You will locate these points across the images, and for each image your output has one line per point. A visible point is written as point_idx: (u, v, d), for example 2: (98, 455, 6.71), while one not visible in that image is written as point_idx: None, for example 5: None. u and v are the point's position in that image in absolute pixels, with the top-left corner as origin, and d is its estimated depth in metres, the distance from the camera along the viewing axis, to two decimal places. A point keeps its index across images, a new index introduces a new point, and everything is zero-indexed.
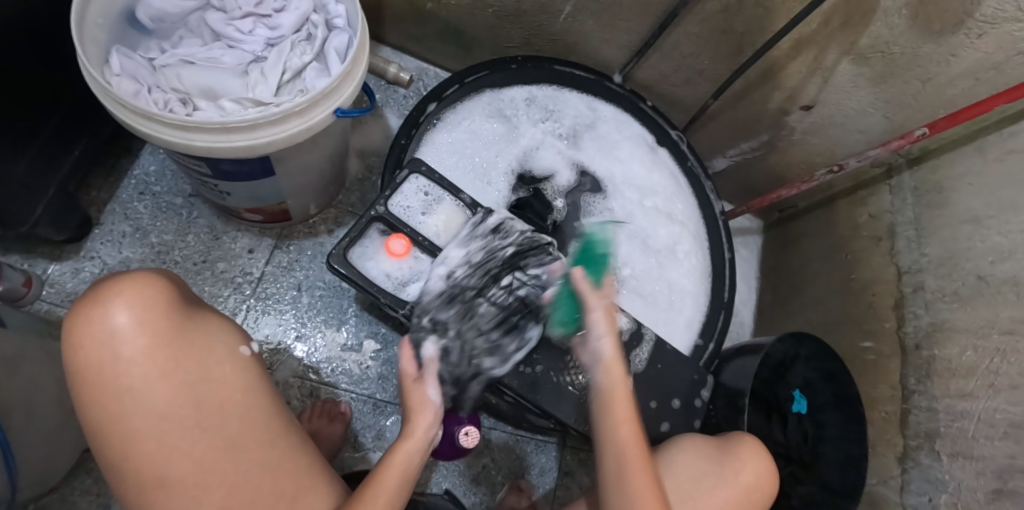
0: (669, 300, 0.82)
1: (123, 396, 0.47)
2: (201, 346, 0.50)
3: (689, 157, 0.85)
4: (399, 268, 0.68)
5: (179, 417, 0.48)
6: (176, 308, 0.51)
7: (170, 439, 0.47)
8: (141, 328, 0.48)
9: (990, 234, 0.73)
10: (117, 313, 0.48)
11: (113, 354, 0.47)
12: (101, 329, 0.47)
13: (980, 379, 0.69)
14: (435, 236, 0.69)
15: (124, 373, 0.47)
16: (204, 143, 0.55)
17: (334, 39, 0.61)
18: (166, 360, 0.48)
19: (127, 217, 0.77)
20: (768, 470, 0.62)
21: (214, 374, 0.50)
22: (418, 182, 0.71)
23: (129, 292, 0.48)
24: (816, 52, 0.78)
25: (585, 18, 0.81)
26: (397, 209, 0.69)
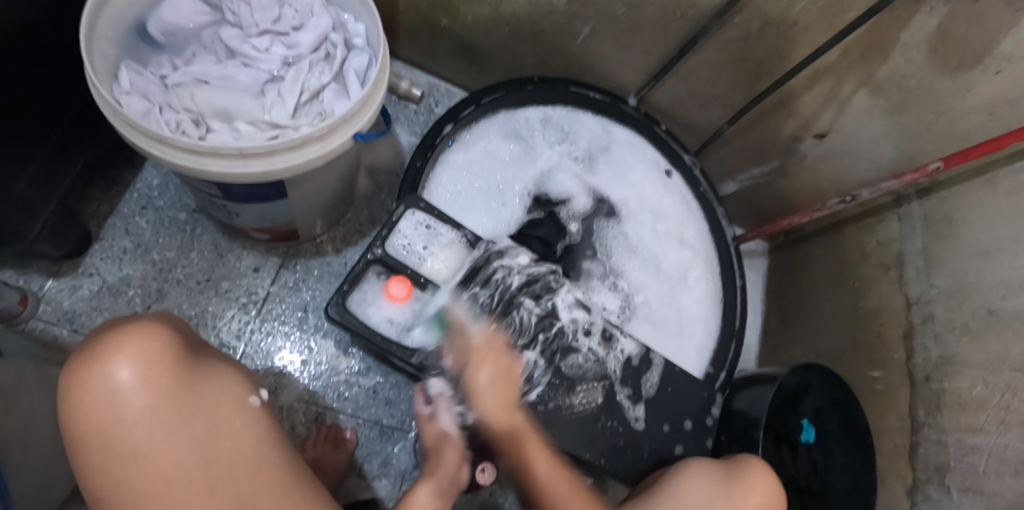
0: (681, 328, 0.81)
1: (125, 464, 0.43)
2: (206, 405, 0.46)
3: (701, 182, 0.85)
4: (399, 312, 0.68)
5: (188, 485, 0.44)
6: (180, 357, 0.47)
7: (177, 505, 0.43)
8: (141, 384, 0.44)
9: (1000, 268, 0.73)
10: (115, 369, 0.43)
11: (113, 414, 0.43)
12: (97, 387, 0.43)
13: (991, 414, 0.70)
14: (435, 274, 0.69)
15: (125, 438, 0.43)
16: (219, 168, 0.53)
17: (354, 60, 0.60)
18: (170, 418, 0.44)
19: (129, 233, 0.75)
20: (777, 493, 0.61)
21: (222, 435, 0.46)
22: (417, 217, 0.70)
23: (130, 345, 0.44)
24: (832, 82, 0.78)
25: (603, 41, 0.80)
26: (396, 249, 0.69)
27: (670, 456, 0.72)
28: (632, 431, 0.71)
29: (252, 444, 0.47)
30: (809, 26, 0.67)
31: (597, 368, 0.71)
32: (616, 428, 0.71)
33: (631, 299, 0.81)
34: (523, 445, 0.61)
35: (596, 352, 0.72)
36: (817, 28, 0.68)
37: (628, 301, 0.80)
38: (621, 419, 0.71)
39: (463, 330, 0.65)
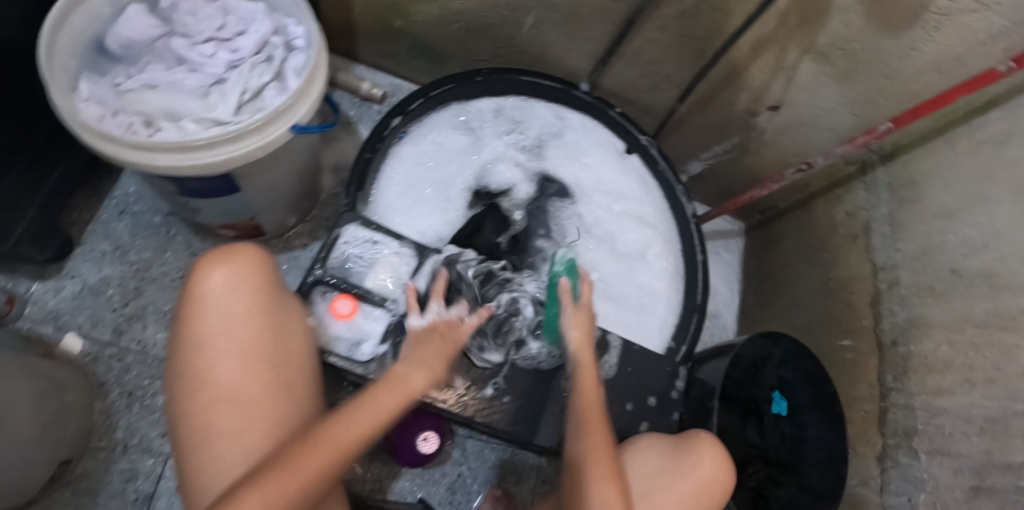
0: (641, 304, 0.82)
1: (207, 353, 0.48)
2: (285, 326, 0.52)
3: (659, 160, 0.86)
4: (348, 329, 0.64)
5: (247, 393, 0.48)
6: (271, 288, 0.52)
7: (233, 404, 0.48)
8: (237, 292, 0.50)
9: (962, 227, 0.73)
10: (218, 275, 0.50)
11: (211, 312, 0.49)
12: (202, 285, 0.49)
13: (956, 375, 0.68)
14: (381, 287, 0.65)
15: (213, 331, 0.49)
16: (165, 162, 0.57)
17: (292, 60, 0.64)
18: (256, 329, 0.50)
19: (108, 236, 0.79)
20: (724, 462, 0.61)
21: (290, 354, 0.52)
22: (357, 234, 0.67)
23: (237, 263, 0.51)
24: (776, 52, 0.78)
25: (548, 30, 0.82)
26: (338, 268, 0.65)
27: (634, 433, 0.71)
28: None
29: (309, 373, 0.53)
30: None
31: (553, 359, 0.68)
32: None
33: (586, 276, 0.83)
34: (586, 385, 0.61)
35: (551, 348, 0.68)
36: None
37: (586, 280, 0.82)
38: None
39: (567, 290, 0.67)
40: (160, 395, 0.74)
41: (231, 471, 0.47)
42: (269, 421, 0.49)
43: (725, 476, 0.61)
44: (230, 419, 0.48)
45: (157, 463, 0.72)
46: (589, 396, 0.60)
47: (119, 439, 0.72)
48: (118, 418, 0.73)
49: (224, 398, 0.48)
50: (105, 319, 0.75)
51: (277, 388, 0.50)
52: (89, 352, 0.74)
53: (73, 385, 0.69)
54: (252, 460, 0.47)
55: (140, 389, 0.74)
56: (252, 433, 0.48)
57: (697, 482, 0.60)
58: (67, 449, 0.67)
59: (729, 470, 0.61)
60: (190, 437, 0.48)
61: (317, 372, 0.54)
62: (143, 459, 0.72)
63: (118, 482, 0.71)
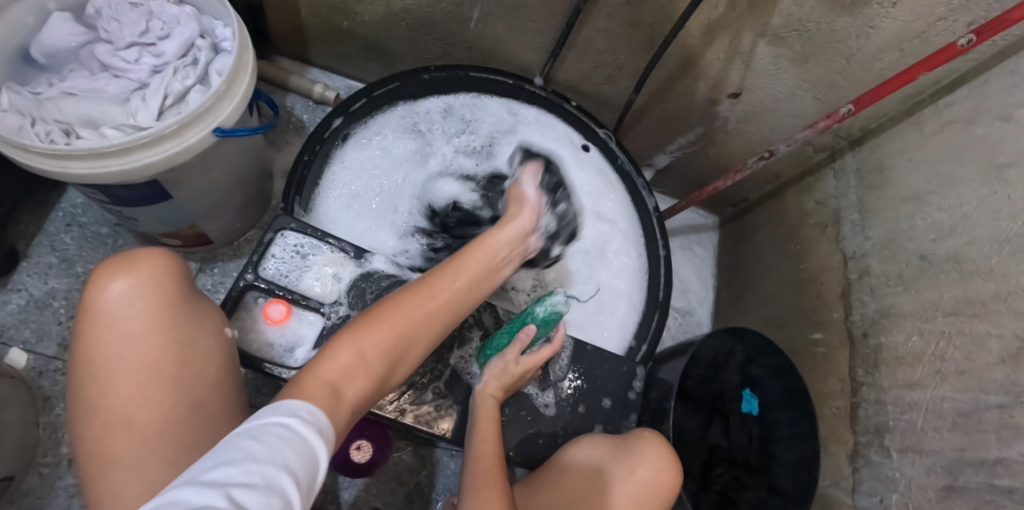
0: (601, 301, 0.79)
1: (104, 372, 0.45)
2: (193, 338, 0.49)
3: (619, 155, 0.84)
4: (280, 335, 0.62)
5: (145, 413, 0.45)
6: (177, 296, 0.49)
7: (131, 426, 0.45)
8: (136, 303, 0.47)
9: (930, 211, 0.69)
10: (119, 285, 0.47)
11: (108, 326, 0.46)
12: (99, 298, 0.47)
13: (927, 367, 0.65)
14: (316, 290, 0.64)
15: (111, 347, 0.46)
16: (80, 170, 0.56)
17: (217, 62, 0.62)
18: (156, 342, 0.47)
19: (54, 249, 0.77)
20: (670, 466, 0.58)
21: (199, 369, 0.48)
22: (290, 239, 0.65)
23: (137, 272, 0.48)
24: (730, 36, 0.75)
25: (495, 23, 0.80)
26: (270, 274, 0.64)
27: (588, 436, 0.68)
28: (543, 419, 0.67)
29: (222, 387, 0.50)
30: None
31: None
32: (525, 418, 0.67)
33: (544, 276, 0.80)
34: (484, 408, 0.59)
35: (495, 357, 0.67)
36: None
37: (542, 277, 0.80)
38: (530, 408, 0.67)
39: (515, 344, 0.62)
40: None
41: (128, 501, 0.44)
42: (171, 443, 0.45)
43: (667, 478, 0.58)
44: (127, 445, 0.44)
45: None
46: (487, 415, 0.59)
47: (64, 454, 0.71)
48: (63, 432, 0.71)
49: (122, 422, 0.45)
50: (51, 333, 0.74)
51: (182, 406, 0.46)
52: (35, 366, 0.72)
53: (15, 400, 0.68)
54: (151, 486, 0.44)
55: None
56: (151, 457, 0.44)
57: (635, 483, 0.58)
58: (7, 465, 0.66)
59: (671, 471, 0.58)
60: (87, 466, 0.45)
61: (232, 386, 0.51)
62: None
63: (62, 497, 0.69)
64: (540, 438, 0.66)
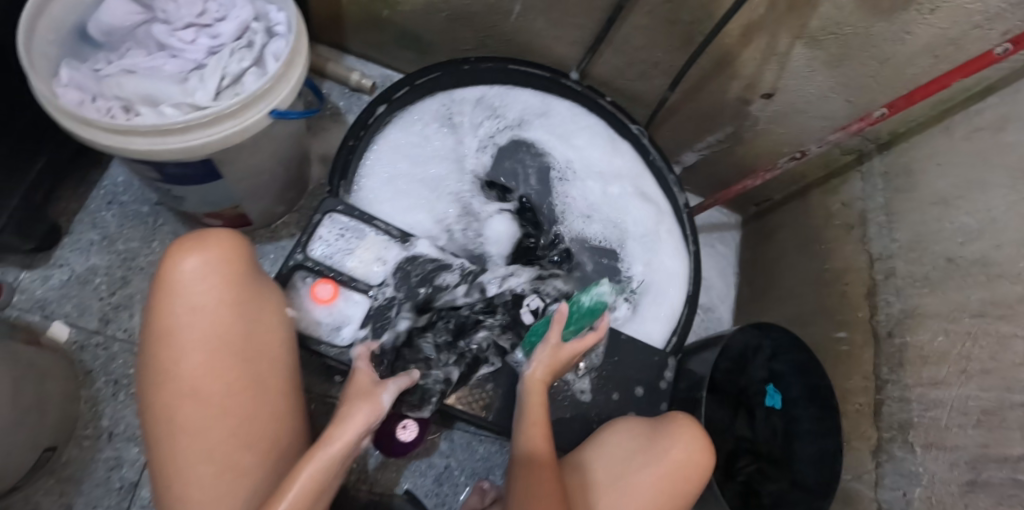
0: (654, 288, 0.83)
1: (175, 346, 0.49)
2: (254, 317, 0.51)
3: (650, 149, 0.86)
4: (327, 315, 0.64)
5: (211, 389, 0.49)
6: (240, 278, 0.51)
7: (197, 400, 0.48)
8: (205, 285, 0.49)
9: (959, 215, 0.71)
10: (188, 264, 0.49)
11: (179, 305, 0.49)
12: (171, 276, 0.49)
13: (952, 366, 0.66)
14: (362, 271, 0.66)
15: (181, 323, 0.49)
16: (142, 146, 0.57)
17: (273, 45, 0.64)
18: (221, 323, 0.49)
19: (95, 226, 0.78)
20: (704, 445, 0.58)
21: (259, 345, 0.51)
22: (336, 221, 0.67)
23: (206, 254, 0.50)
24: (767, 38, 0.76)
25: (535, 17, 0.81)
26: (318, 255, 0.65)
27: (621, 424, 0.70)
28: (578, 404, 0.69)
29: (280, 362, 0.53)
30: None
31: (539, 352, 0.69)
32: (562, 402, 0.69)
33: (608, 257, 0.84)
34: (535, 398, 0.60)
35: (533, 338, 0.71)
36: None
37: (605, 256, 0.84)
38: (567, 394, 0.70)
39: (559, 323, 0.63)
40: None
41: (194, 461, 0.48)
42: (234, 413, 0.49)
43: (701, 461, 0.57)
44: (193, 416, 0.48)
45: (142, 452, 0.72)
46: (537, 409, 0.59)
47: (104, 427, 0.72)
48: (104, 406, 0.73)
49: (190, 391, 0.48)
50: (92, 308, 0.75)
51: (245, 380, 0.50)
52: (76, 340, 0.73)
53: (57, 373, 0.69)
54: (213, 450, 0.48)
55: (126, 378, 0.74)
56: (216, 424, 0.49)
57: (671, 464, 0.57)
58: (50, 436, 0.67)
59: (706, 453, 0.57)
60: (155, 427, 0.49)
61: (288, 360, 0.54)
62: (129, 448, 0.72)
63: (103, 469, 0.71)
64: (575, 422, 0.69)
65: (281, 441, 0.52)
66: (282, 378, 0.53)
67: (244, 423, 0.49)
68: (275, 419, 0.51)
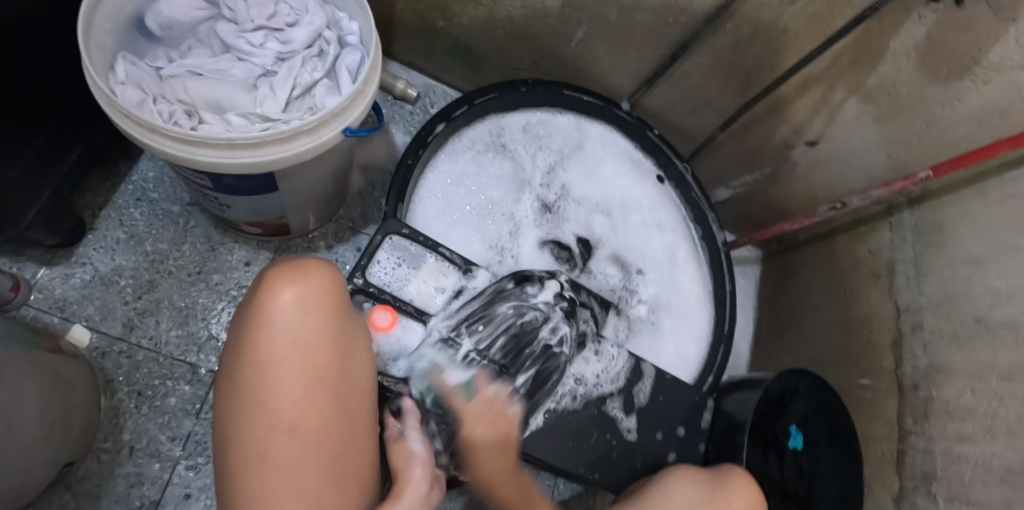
0: (678, 319, 0.81)
1: (269, 374, 0.46)
2: (351, 348, 0.50)
3: (693, 187, 0.85)
4: (386, 342, 0.62)
5: (305, 423, 0.46)
6: (336, 305, 0.50)
7: (291, 434, 0.45)
8: (302, 313, 0.48)
9: (989, 277, 0.72)
10: (288, 290, 0.48)
11: (275, 330, 0.47)
12: (268, 302, 0.47)
13: (978, 423, 0.69)
14: (422, 300, 0.64)
15: (279, 350, 0.46)
16: (210, 158, 0.53)
17: (346, 58, 0.60)
18: (316, 354, 0.47)
19: (122, 223, 0.77)
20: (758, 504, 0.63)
21: (353, 381, 0.49)
22: (397, 242, 0.65)
23: (303, 283, 0.49)
24: (824, 89, 0.78)
25: (596, 45, 0.81)
26: (376, 280, 0.63)
27: (663, 463, 0.70)
28: (624, 443, 0.69)
29: (368, 398, 0.50)
30: (800, 32, 0.68)
31: (595, 391, 0.69)
32: (609, 440, 0.69)
33: (635, 288, 0.81)
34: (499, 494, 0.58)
35: (594, 369, 0.70)
36: (808, 34, 0.68)
37: (626, 286, 0.81)
38: (614, 432, 0.69)
39: (459, 393, 0.60)
40: (171, 397, 0.73)
41: (282, 504, 0.44)
42: (325, 452, 0.46)
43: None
44: (285, 449, 0.45)
45: (164, 469, 0.71)
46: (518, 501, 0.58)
47: (125, 441, 0.70)
48: (125, 419, 0.71)
49: (284, 426, 0.45)
50: (116, 312, 0.74)
51: (336, 418, 0.47)
52: (97, 346, 0.73)
53: (80, 382, 0.66)
54: (303, 489, 0.45)
55: (150, 389, 0.73)
56: (306, 461, 0.45)
57: None
58: (71, 451, 0.65)
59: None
60: (240, 467, 0.45)
61: (374, 397, 0.52)
62: (150, 464, 0.70)
63: (122, 486, 0.69)
64: (619, 462, 0.68)
65: (363, 486, 0.48)
66: (370, 415, 0.50)
67: (333, 460, 0.46)
68: (364, 458, 0.49)
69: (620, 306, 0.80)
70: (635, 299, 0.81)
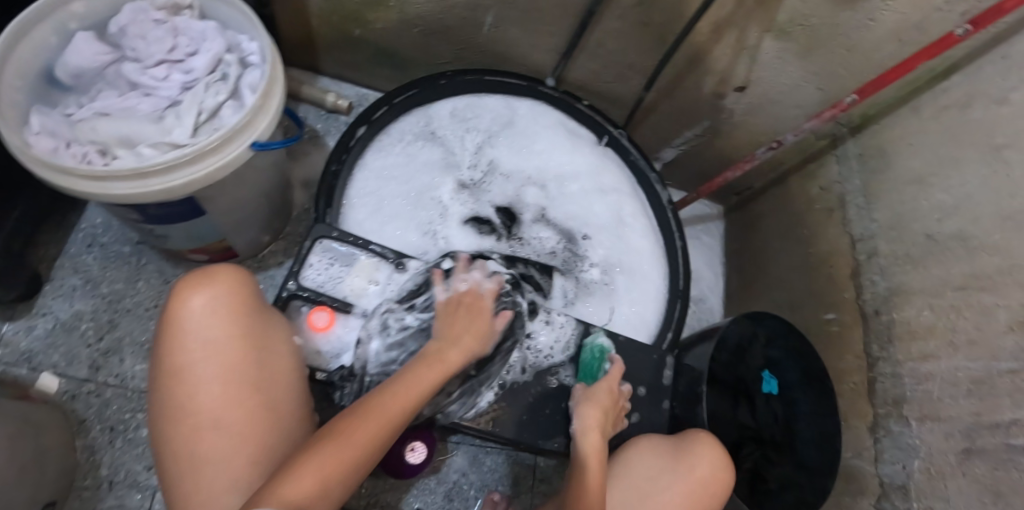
0: (631, 278, 0.82)
1: (189, 378, 0.50)
2: (266, 345, 0.53)
3: (631, 151, 0.85)
4: (325, 343, 0.64)
5: (228, 417, 0.50)
6: (246, 306, 0.53)
7: (216, 428, 0.49)
8: (212, 318, 0.51)
9: (933, 192, 0.72)
10: (195, 298, 0.51)
11: (188, 337, 0.51)
12: (178, 311, 0.51)
13: (940, 339, 0.67)
14: (355, 294, 0.65)
15: (192, 354, 0.50)
16: (123, 190, 0.55)
17: (248, 76, 0.63)
18: (231, 354, 0.51)
19: (77, 270, 0.80)
20: (724, 462, 0.64)
21: (272, 375, 0.53)
22: (326, 248, 0.67)
23: (209, 289, 0.52)
24: (736, 33, 0.77)
25: (508, 27, 0.82)
26: (309, 284, 0.65)
27: (624, 425, 0.70)
28: None
29: (291, 391, 0.54)
30: None
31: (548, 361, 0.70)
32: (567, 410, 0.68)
33: (582, 253, 0.83)
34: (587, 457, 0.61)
35: (547, 339, 0.70)
36: None
37: (574, 252, 0.83)
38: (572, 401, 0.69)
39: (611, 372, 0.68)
40: (143, 428, 0.75)
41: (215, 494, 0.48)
42: (251, 441, 0.50)
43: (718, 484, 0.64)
44: (211, 443, 0.49)
45: (145, 498, 0.73)
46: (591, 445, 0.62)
47: (104, 476, 0.73)
48: (101, 454, 0.74)
49: (209, 423, 0.49)
50: (81, 355, 0.77)
51: (258, 409, 0.51)
52: (67, 390, 0.75)
53: (50, 426, 0.69)
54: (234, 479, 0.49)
55: (121, 424, 0.75)
56: (233, 452, 0.49)
57: (695, 480, 0.63)
58: (49, 491, 0.67)
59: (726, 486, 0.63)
60: (173, 462, 0.49)
61: (301, 390, 0.55)
62: (130, 494, 0.73)
63: None
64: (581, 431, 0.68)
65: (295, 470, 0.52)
66: (296, 406, 0.54)
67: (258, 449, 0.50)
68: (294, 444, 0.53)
69: (569, 270, 0.82)
70: (586, 263, 0.82)
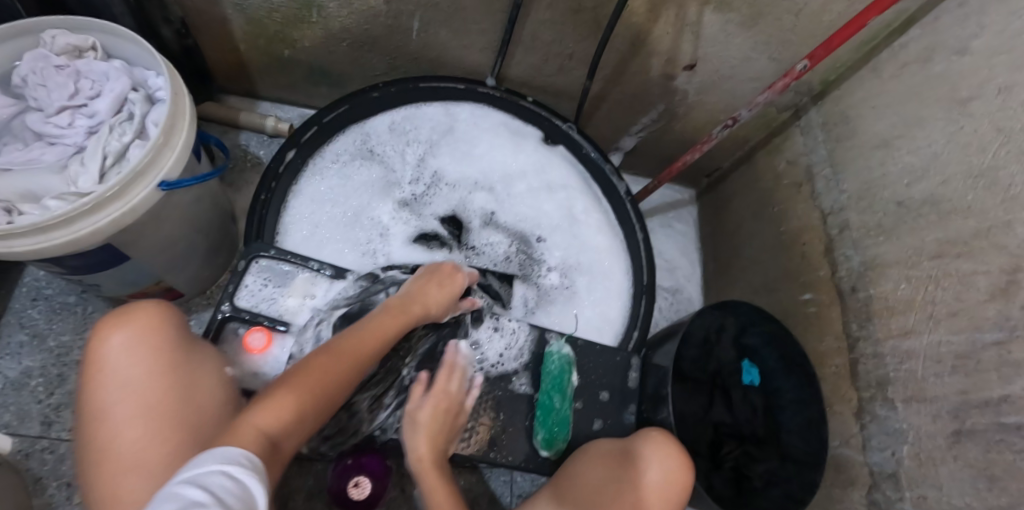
0: (591, 277, 0.79)
1: (108, 424, 0.48)
2: (194, 381, 0.52)
3: (584, 145, 0.81)
4: (262, 364, 0.61)
5: (152, 460, 0.47)
6: (170, 343, 0.52)
7: (138, 474, 0.47)
8: (131, 357, 0.50)
9: (900, 155, 0.66)
10: (114, 337, 0.50)
11: (108, 379, 0.49)
12: (96, 354, 0.50)
13: (919, 313, 0.60)
14: (291, 314, 0.63)
15: (113, 394, 0.49)
16: (27, 245, 0.52)
17: (154, 113, 0.60)
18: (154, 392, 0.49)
19: (23, 325, 0.80)
20: (680, 463, 0.59)
21: (201, 413, 0.51)
22: (261, 268, 0.64)
23: (128, 327, 0.50)
24: (675, 10, 0.72)
25: (437, 30, 0.79)
26: (243, 305, 0.62)
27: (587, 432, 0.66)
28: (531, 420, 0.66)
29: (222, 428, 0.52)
30: None
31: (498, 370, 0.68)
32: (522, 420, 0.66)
33: (537, 256, 0.80)
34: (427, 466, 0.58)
35: (495, 347, 0.68)
36: None
37: (529, 256, 0.80)
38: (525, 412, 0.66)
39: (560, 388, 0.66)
40: None
41: None
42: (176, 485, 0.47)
43: (679, 491, 0.58)
44: (134, 490, 0.46)
45: None
46: (428, 444, 0.59)
47: None
48: None
49: (128, 470, 0.47)
50: (32, 412, 0.76)
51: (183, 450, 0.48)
52: (20, 449, 0.74)
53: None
54: None
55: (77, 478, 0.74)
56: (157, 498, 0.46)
57: (648, 487, 0.59)
58: None
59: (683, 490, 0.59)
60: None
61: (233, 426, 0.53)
62: None
63: None
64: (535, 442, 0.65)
65: None
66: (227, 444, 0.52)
67: None
68: None
69: (525, 276, 0.79)
70: (543, 267, 0.79)
